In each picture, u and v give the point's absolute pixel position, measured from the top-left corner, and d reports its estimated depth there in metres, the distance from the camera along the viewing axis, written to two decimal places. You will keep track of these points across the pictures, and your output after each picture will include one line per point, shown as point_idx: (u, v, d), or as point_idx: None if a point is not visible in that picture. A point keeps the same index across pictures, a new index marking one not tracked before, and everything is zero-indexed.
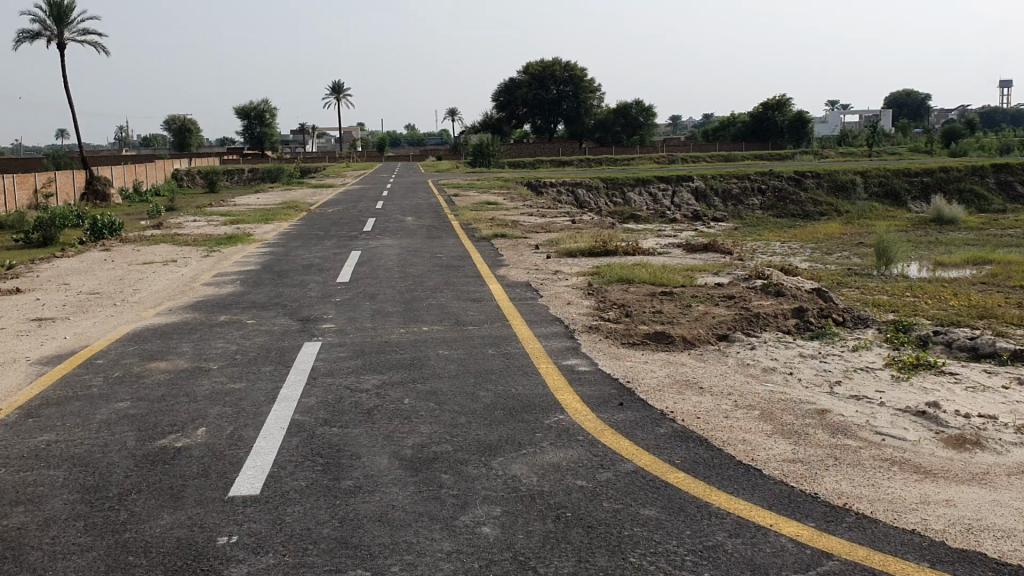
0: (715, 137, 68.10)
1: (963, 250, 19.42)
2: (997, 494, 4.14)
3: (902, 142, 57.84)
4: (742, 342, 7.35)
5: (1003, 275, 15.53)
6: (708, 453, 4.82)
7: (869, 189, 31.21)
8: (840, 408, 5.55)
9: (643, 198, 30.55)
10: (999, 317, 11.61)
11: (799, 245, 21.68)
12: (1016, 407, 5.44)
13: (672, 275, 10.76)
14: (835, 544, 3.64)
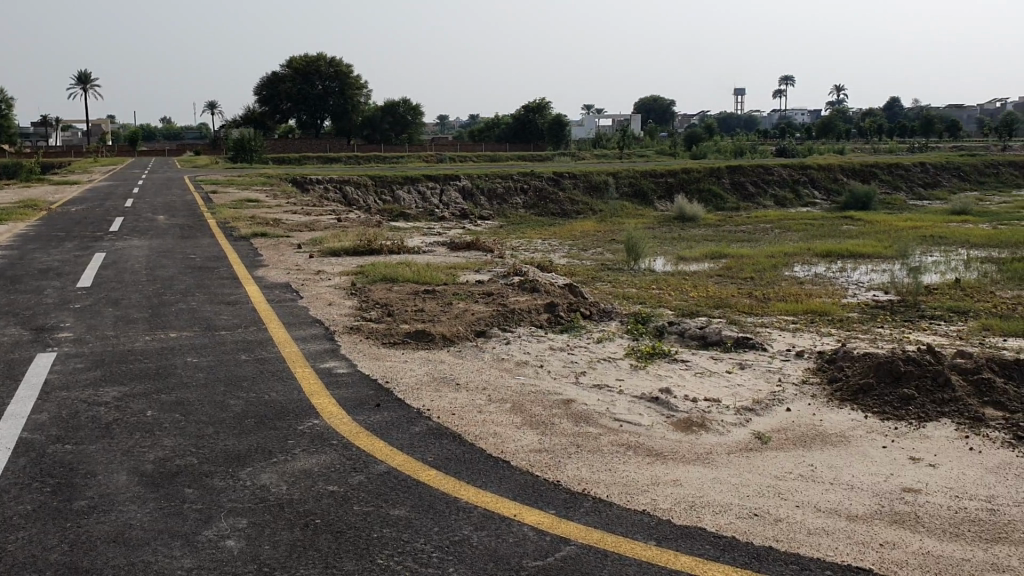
0: (481, 137, 69.31)
1: (702, 245, 20.97)
2: (718, 472, 4.52)
3: (650, 145, 61.52)
4: (499, 337, 7.55)
5: (737, 268, 16.92)
6: (459, 448, 4.91)
7: (621, 189, 32.94)
8: (584, 397, 5.84)
9: (411, 196, 30.54)
10: (732, 307, 12.63)
11: (558, 242, 22.57)
12: (737, 390, 5.96)
13: (434, 273, 10.87)
14: (572, 529, 3.82)
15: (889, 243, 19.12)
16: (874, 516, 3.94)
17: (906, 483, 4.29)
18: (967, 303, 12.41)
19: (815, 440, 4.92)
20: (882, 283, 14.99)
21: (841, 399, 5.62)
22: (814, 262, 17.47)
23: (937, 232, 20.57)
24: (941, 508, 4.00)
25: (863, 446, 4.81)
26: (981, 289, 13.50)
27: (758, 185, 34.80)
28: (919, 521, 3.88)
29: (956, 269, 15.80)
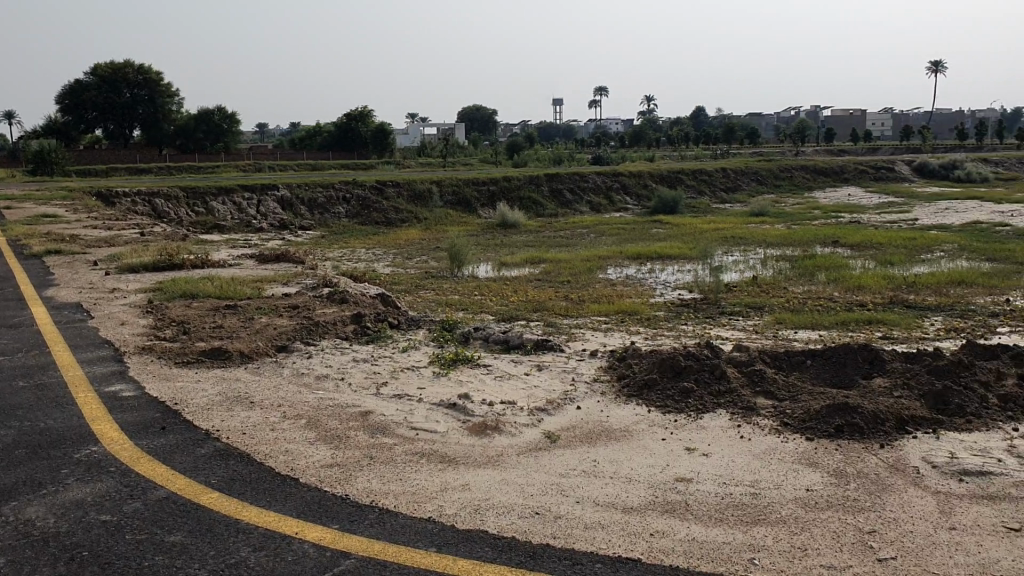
0: (303, 145, 67.90)
1: (522, 251, 21.36)
2: (506, 473, 4.60)
3: (474, 153, 62.13)
4: (300, 351, 7.41)
5: (555, 272, 17.33)
6: (247, 468, 4.77)
7: (443, 198, 33.06)
8: (382, 408, 5.81)
9: (227, 207, 29.41)
10: (549, 309, 12.90)
11: (381, 251, 22.41)
12: (532, 391, 6.10)
13: (239, 287, 10.55)
14: (354, 543, 3.79)
15: (694, 245, 20.11)
16: (648, 507, 4.12)
17: (680, 473, 4.51)
18: (763, 299, 13.20)
19: (600, 436, 5.10)
20: (687, 282, 15.71)
21: (627, 395, 5.86)
22: (626, 264, 18.12)
23: (737, 233, 21.86)
24: (709, 495, 4.22)
25: (644, 440, 5.02)
26: (776, 285, 14.40)
27: (576, 191, 35.78)
28: (688, 509, 4.08)
29: (753, 268, 16.79)
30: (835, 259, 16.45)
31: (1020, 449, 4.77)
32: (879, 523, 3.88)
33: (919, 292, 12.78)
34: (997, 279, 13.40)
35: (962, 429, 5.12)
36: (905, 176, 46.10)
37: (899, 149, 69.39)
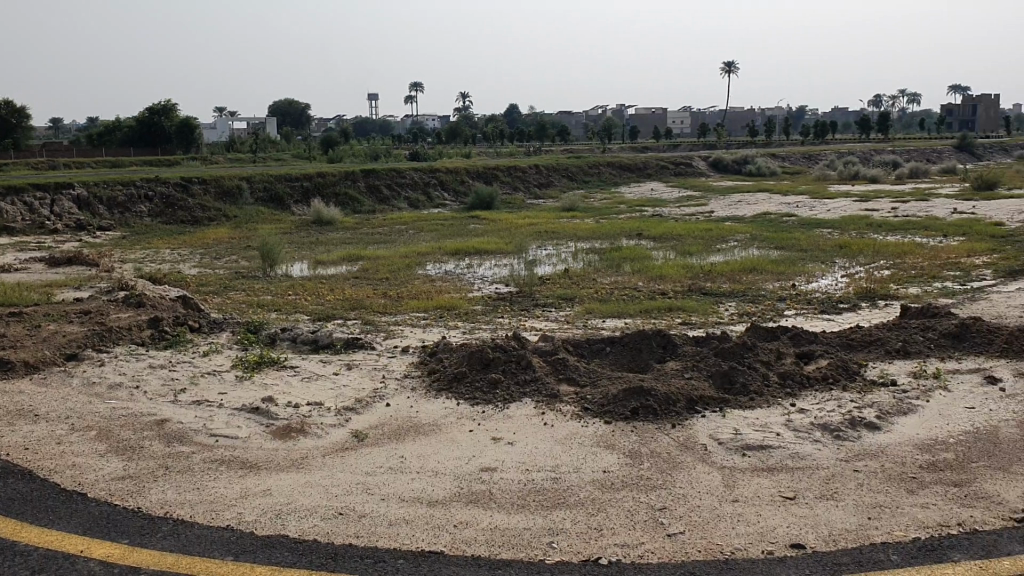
0: (102, 140, 63.94)
1: (339, 248, 21.01)
2: (310, 475, 4.52)
3: (287, 149, 60.51)
4: (92, 359, 6.99)
5: (372, 269, 17.16)
6: (28, 486, 4.46)
7: (255, 194, 31.95)
8: (180, 415, 5.58)
9: (15, 208, 27.22)
10: (366, 308, 12.73)
11: (189, 251, 21.43)
12: (339, 391, 6.02)
13: (25, 293, 9.82)
14: (144, 557, 3.62)
15: (509, 239, 20.43)
16: (452, 498, 4.15)
17: (485, 463, 4.58)
18: (574, 290, 13.58)
19: (407, 432, 5.10)
20: (503, 276, 15.92)
21: (436, 389, 5.89)
22: (443, 260, 18.16)
23: (549, 228, 22.39)
24: (512, 483, 4.31)
25: (450, 433, 5.07)
26: (586, 277, 14.84)
27: (393, 187, 35.52)
28: (491, 499, 4.14)
29: (565, 260, 17.24)
30: (640, 251, 17.14)
31: (797, 422, 5.15)
32: (669, 499, 4.08)
33: (716, 279, 13.54)
34: (784, 266, 14.39)
35: (746, 406, 5.47)
36: (703, 171, 48.69)
37: (699, 145, 73.18)
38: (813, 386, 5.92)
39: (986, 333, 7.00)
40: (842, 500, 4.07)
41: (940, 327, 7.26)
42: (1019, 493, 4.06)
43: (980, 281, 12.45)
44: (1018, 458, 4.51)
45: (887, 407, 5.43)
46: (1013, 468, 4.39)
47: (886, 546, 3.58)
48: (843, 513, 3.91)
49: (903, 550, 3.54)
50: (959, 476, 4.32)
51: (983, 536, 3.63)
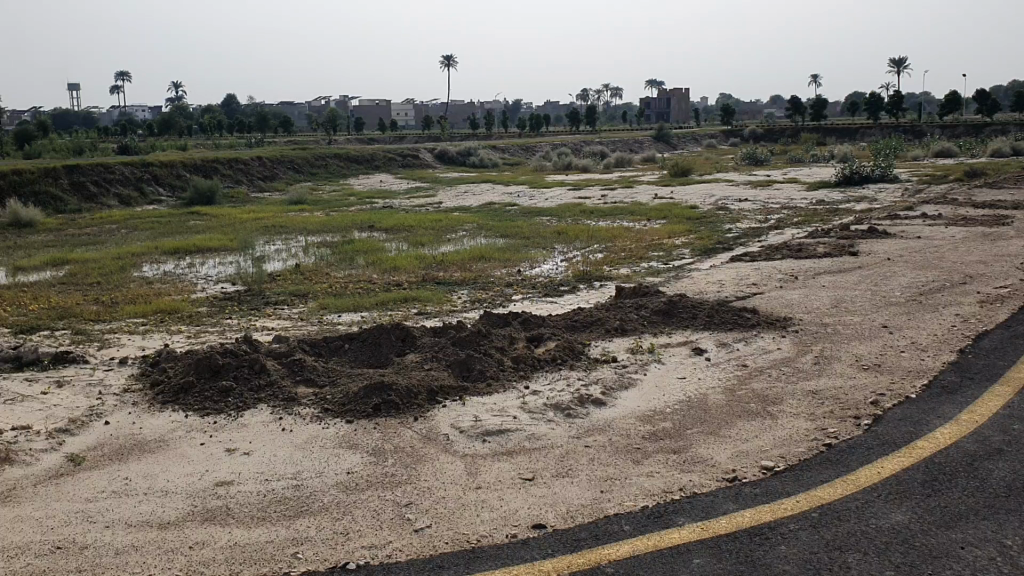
0: None
1: (40, 252, 19.14)
2: (20, 509, 4.07)
3: None
4: None
5: (82, 272, 15.81)
6: None
7: None
8: None
9: None
10: (77, 316, 11.69)
11: None
12: (50, 411, 5.47)
13: None
14: None
15: (233, 236, 19.61)
16: (187, 518, 3.91)
17: (220, 477, 4.35)
18: (306, 286, 13.26)
19: (131, 451, 4.74)
20: (228, 274, 15.21)
21: (162, 401, 5.53)
22: (162, 260, 17.07)
23: (276, 222, 21.74)
24: (251, 495, 4.12)
25: (180, 448, 4.77)
26: (318, 272, 14.55)
27: (101, 183, 32.86)
28: (229, 513, 3.94)
29: (294, 256, 16.79)
30: (370, 243, 17.07)
31: (531, 404, 5.34)
32: (414, 494, 4.08)
33: (446, 269, 13.75)
34: (510, 253, 14.90)
35: (483, 392, 5.60)
36: (429, 163, 49.41)
37: (423, 137, 74.12)
38: (544, 367, 6.17)
39: (690, 309, 7.63)
40: (576, 476, 4.26)
41: (652, 305, 7.82)
42: (729, 455, 4.43)
43: (682, 260, 13.59)
44: (725, 422, 4.95)
45: (612, 383, 5.77)
46: (722, 431, 4.80)
47: (618, 517, 3.77)
48: (578, 490, 4.09)
49: (634, 519, 3.74)
50: (677, 443, 4.66)
51: (701, 498, 3.92)
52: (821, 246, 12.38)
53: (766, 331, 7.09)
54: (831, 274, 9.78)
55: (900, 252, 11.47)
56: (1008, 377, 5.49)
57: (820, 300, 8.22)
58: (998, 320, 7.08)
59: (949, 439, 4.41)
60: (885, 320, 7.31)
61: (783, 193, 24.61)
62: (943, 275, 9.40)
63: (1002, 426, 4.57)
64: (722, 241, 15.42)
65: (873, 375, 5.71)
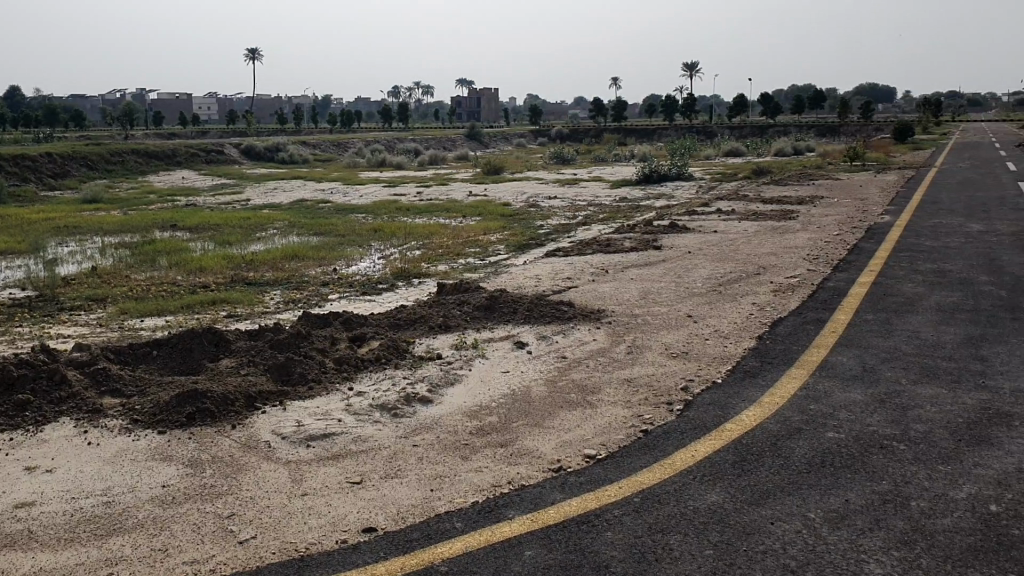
0: None
1: None
2: None
3: None
4: None
5: None
6: None
7: None
8: None
9: None
10: None
11: None
12: None
13: None
14: None
15: (20, 237, 18.18)
16: None
17: (21, 499, 4.02)
18: (106, 289, 12.49)
19: None
20: (18, 279, 14.10)
21: None
22: None
23: (68, 222, 20.34)
24: (57, 515, 3.84)
25: None
26: (118, 274, 13.74)
27: None
28: (32, 537, 3.66)
29: (91, 258, 15.76)
30: (175, 243, 16.29)
31: (356, 405, 5.26)
32: (237, 504, 3.93)
33: (258, 268, 13.32)
34: (325, 252, 14.61)
35: (304, 395, 5.47)
36: (236, 159, 47.71)
37: (229, 134, 71.51)
38: (368, 367, 6.10)
39: (509, 304, 7.76)
40: (405, 476, 4.23)
41: (472, 301, 7.89)
42: (553, 446, 4.52)
43: (498, 256, 13.79)
44: (548, 414, 5.05)
45: (436, 380, 5.78)
46: (545, 423, 4.89)
47: (449, 515, 3.76)
48: (407, 490, 4.06)
49: (464, 516, 3.75)
50: (503, 437, 4.71)
51: (529, 490, 3.97)
52: (628, 241, 12.88)
53: (582, 323, 7.30)
54: (639, 267, 10.20)
55: (700, 245, 12.12)
56: (802, 360, 5.90)
57: (631, 292, 8.55)
58: (791, 308, 7.61)
59: (755, 421, 4.68)
60: (691, 310, 7.69)
61: (590, 190, 25.46)
62: (740, 266, 10.00)
63: (801, 406, 4.91)
64: (535, 238, 15.77)
65: (684, 362, 6.00)
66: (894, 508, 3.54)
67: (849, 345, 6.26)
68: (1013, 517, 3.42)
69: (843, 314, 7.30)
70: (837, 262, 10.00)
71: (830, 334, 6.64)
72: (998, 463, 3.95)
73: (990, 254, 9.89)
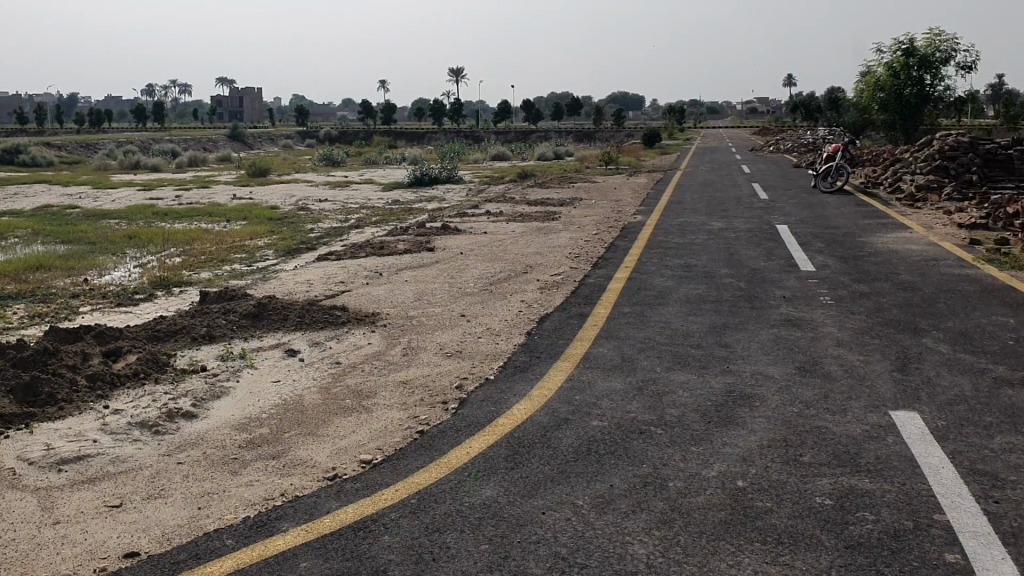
0: None
1: None
2: None
3: None
4: None
5: None
6: None
7: None
8: None
9: None
10: None
11: None
12: None
13: None
14: None
15: None
16: None
17: None
18: None
19: None
20: None
21: None
22: None
23: None
24: None
25: None
26: None
27: None
28: None
29: None
30: None
31: (113, 425, 4.93)
32: None
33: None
34: (74, 261, 13.58)
35: (54, 417, 5.06)
36: None
37: None
38: (125, 384, 5.72)
39: (279, 311, 7.55)
40: (170, 496, 4.01)
41: (239, 309, 7.60)
42: (327, 453, 4.44)
43: (265, 261, 13.38)
44: (321, 422, 4.95)
45: (202, 394, 5.51)
46: (319, 431, 4.80)
47: (219, 533, 3.60)
48: (173, 511, 3.85)
49: (235, 532, 3.60)
50: (274, 448, 4.57)
51: (303, 500, 3.87)
52: (400, 243, 12.87)
53: (355, 327, 7.22)
54: (412, 269, 10.22)
55: (470, 246, 12.35)
56: (568, 354, 6.15)
57: (403, 294, 8.57)
58: (556, 304, 7.91)
59: (525, 414, 4.83)
60: (462, 309, 7.81)
61: (359, 194, 25.24)
62: (509, 266, 10.27)
63: (567, 398, 5.11)
64: (305, 241, 15.42)
65: (456, 361, 6.07)
66: (654, 490, 3.76)
67: (609, 338, 6.59)
68: (758, 489, 3.73)
69: (605, 308, 7.68)
70: (597, 260, 10.50)
71: (594, 327, 6.97)
72: (743, 440, 4.30)
73: (730, 249, 10.75)
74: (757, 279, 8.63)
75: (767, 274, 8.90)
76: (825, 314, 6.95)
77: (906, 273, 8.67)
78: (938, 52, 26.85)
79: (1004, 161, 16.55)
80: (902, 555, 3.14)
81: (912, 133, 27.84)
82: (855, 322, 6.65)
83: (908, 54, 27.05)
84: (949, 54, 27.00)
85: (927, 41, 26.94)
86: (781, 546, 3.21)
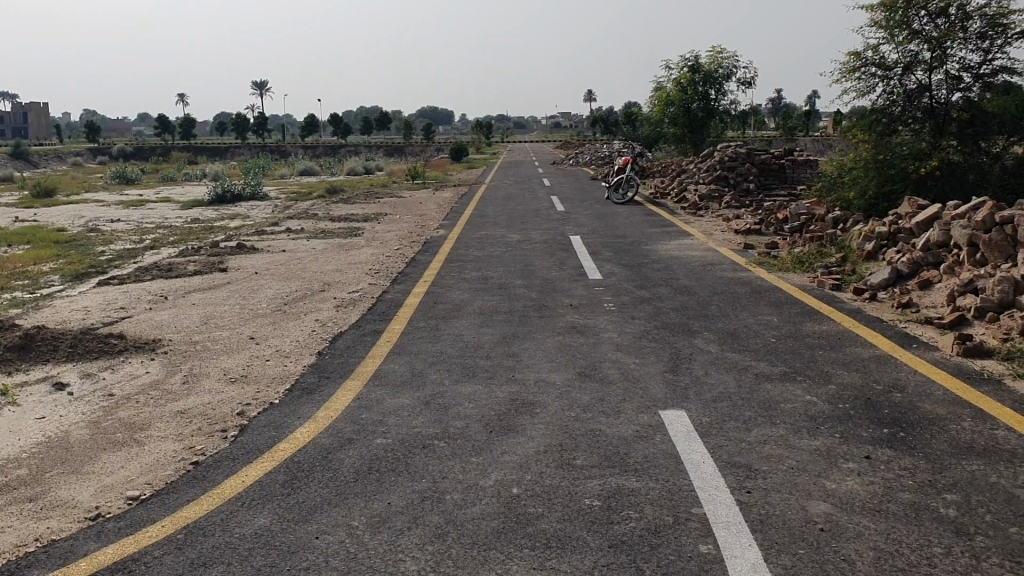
0: None
1: None
2: None
3: None
4: None
5: None
6: None
7: None
8: None
9: None
10: None
11: None
12: None
13: None
14: None
15: None
16: None
17: None
18: None
19: None
20: None
21: None
22: None
23: None
24: None
25: None
26: None
27: None
28: None
29: None
30: None
31: None
32: None
33: None
34: None
35: None
36: None
37: None
38: None
39: (49, 342, 7.06)
40: None
41: (3, 341, 7.04)
42: (90, 493, 4.18)
43: (46, 287, 12.51)
44: (88, 459, 4.66)
45: None
46: (84, 469, 4.51)
47: None
48: None
49: None
50: (33, 491, 4.26)
51: (59, 543, 3.63)
52: (191, 264, 12.33)
53: (135, 356, 6.85)
54: (201, 292, 9.81)
55: (265, 265, 12.02)
56: (358, 372, 6.09)
57: (189, 318, 8.23)
58: (349, 322, 7.82)
59: (308, 437, 4.73)
60: (251, 332, 7.57)
61: (154, 213, 24.05)
62: (305, 285, 10.07)
63: (352, 417, 5.06)
64: (92, 265, 14.52)
65: (240, 387, 5.87)
66: (431, 504, 3.78)
67: (401, 354, 6.57)
68: (531, 495, 3.83)
69: (398, 324, 7.66)
70: (395, 276, 10.48)
71: (386, 344, 6.93)
72: (521, 448, 4.40)
73: (526, 260, 11.01)
74: (548, 289, 8.86)
75: (558, 283, 9.16)
76: (608, 320, 7.23)
77: (684, 277, 9.17)
78: (721, 69, 28.57)
79: (777, 170, 17.83)
80: (659, 549, 3.30)
81: (700, 145, 29.54)
82: (634, 326, 6.96)
83: (693, 70, 28.64)
84: (730, 71, 28.80)
85: (710, 59, 28.65)
86: (549, 551, 3.31)
